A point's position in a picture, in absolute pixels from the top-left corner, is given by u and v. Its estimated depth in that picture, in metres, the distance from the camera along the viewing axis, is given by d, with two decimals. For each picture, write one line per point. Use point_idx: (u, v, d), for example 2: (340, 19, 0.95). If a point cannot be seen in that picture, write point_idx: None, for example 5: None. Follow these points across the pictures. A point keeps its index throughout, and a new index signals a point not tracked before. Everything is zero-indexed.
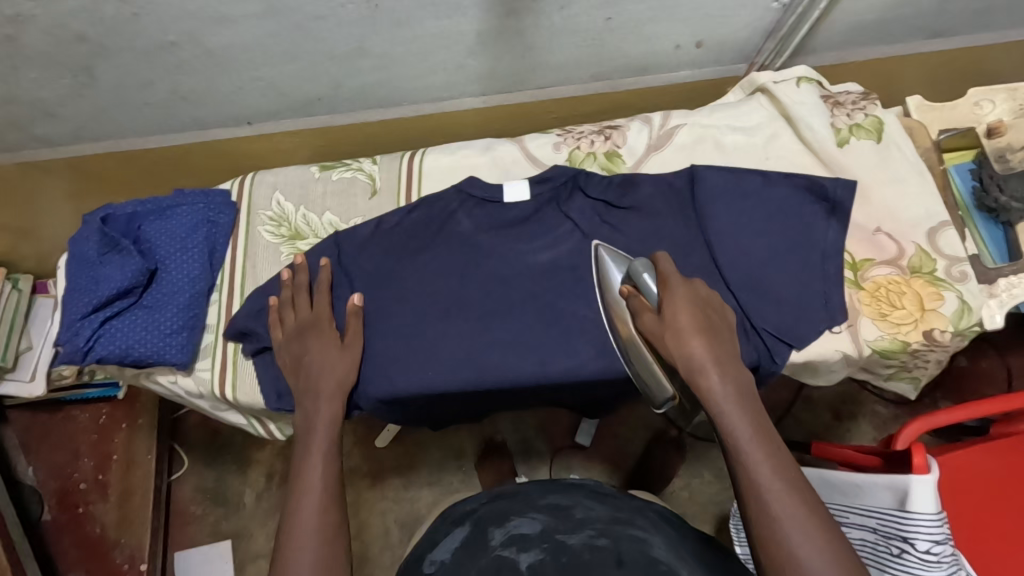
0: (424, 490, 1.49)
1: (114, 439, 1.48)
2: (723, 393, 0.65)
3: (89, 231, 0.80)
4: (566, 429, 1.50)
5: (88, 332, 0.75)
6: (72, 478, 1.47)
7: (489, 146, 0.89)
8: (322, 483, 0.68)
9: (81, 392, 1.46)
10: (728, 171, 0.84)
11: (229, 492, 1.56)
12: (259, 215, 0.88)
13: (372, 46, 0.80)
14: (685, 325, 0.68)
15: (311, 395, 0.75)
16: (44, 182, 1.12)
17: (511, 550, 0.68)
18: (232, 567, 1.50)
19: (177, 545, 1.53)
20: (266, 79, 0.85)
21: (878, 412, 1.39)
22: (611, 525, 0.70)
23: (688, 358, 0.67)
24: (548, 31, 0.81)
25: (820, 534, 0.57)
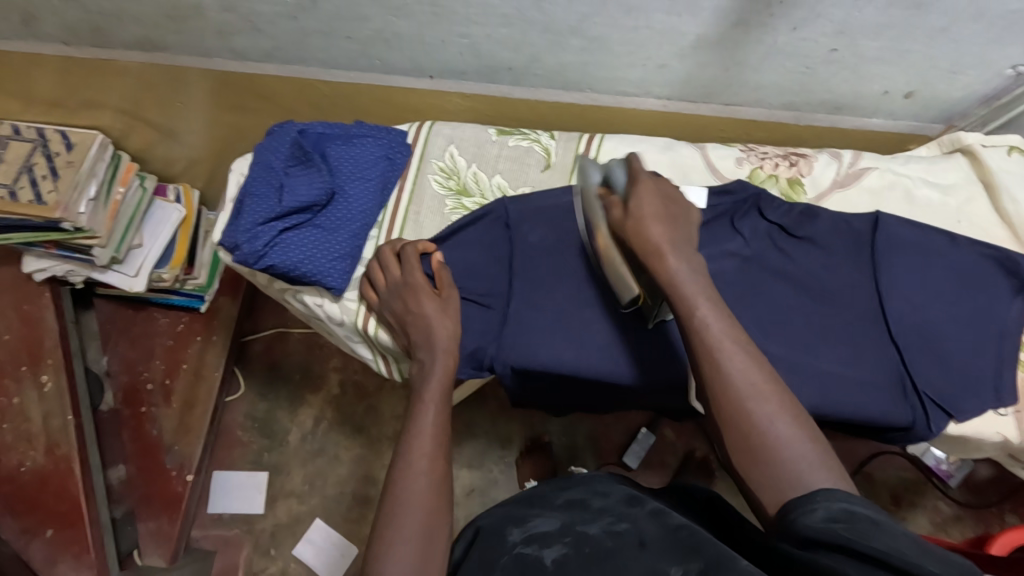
0: (463, 471, 1.48)
1: (189, 349, 1.51)
2: (680, 271, 0.62)
3: (279, 142, 0.82)
4: (617, 445, 1.48)
5: (266, 238, 0.77)
6: (141, 376, 1.50)
7: (670, 146, 0.89)
8: (433, 433, 0.68)
9: (167, 297, 1.49)
10: (914, 225, 0.82)
11: (277, 426, 1.58)
12: (431, 163, 0.88)
13: (590, 26, 0.81)
14: (647, 211, 0.65)
15: (426, 348, 0.74)
16: (202, 94, 1.14)
17: (532, 548, 0.60)
18: (263, 499, 1.52)
19: (217, 465, 1.55)
20: (471, 38, 0.87)
21: (939, 507, 1.32)
22: (624, 509, 0.65)
23: (649, 238, 0.64)
24: (767, 49, 0.80)
25: (774, 402, 0.55)
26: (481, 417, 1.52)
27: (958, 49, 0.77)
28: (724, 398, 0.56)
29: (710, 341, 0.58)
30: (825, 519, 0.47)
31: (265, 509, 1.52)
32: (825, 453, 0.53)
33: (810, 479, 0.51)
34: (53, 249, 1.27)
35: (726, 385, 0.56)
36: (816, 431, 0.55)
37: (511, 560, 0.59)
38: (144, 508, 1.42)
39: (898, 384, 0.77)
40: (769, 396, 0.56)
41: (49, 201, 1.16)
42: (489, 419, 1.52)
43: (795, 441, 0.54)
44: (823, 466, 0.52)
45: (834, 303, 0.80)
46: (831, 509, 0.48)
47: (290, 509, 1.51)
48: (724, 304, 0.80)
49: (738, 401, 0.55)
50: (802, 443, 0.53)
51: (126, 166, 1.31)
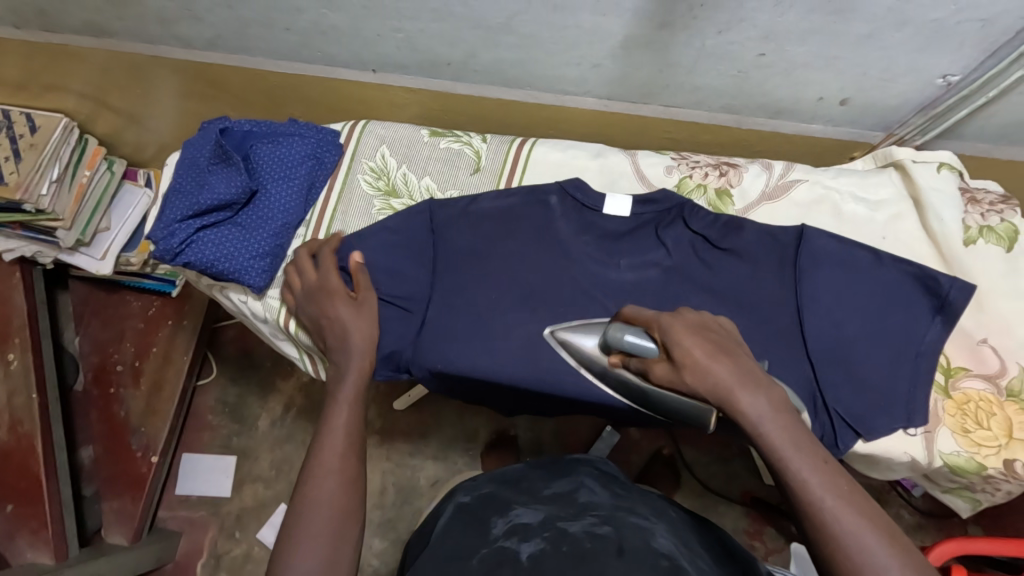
0: (427, 462, 1.50)
1: (158, 333, 1.52)
2: (756, 411, 0.55)
3: (206, 139, 0.83)
4: (580, 442, 1.49)
5: (183, 235, 0.78)
6: (111, 357, 1.52)
7: (601, 152, 0.89)
8: (348, 427, 0.68)
9: (139, 280, 1.50)
10: (838, 239, 0.81)
11: (247, 412, 1.60)
12: (362, 162, 0.88)
13: (519, 23, 0.80)
14: (699, 354, 0.58)
15: (341, 349, 0.75)
16: (155, 79, 1.15)
17: (512, 540, 0.66)
18: (230, 483, 1.55)
19: (187, 448, 1.58)
20: (405, 32, 0.86)
21: (901, 516, 1.30)
22: (609, 516, 0.70)
23: (715, 383, 0.57)
24: (696, 51, 0.79)
25: (864, 518, 0.50)
26: (444, 410, 1.53)
27: (885, 57, 0.75)
28: (812, 520, 0.51)
29: (791, 463, 0.53)
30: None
31: (231, 492, 1.55)
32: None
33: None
34: (19, 230, 1.30)
35: (809, 503, 0.51)
36: (918, 556, 0.49)
37: (491, 549, 0.65)
38: (110, 488, 1.45)
39: (809, 400, 0.77)
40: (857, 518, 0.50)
41: (11, 181, 1.18)
42: (453, 412, 1.53)
43: None
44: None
45: (755, 315, 0.79)
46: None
47: (256, 493, 1.54)
48: None
49: (824, 520, 0.50)
50: None
51: (93, 150, 1.32)
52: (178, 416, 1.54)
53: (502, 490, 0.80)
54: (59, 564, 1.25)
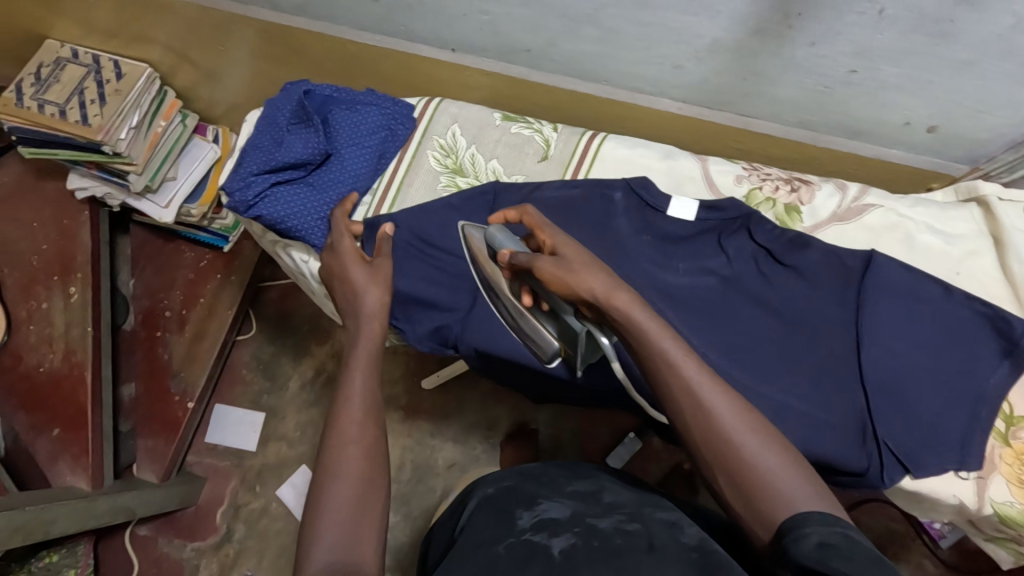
0: (447, 444, 1.52)
1: (206, 285, 1.58)
2: (637, 313, 0.58)
3: (288, 99, 0.85)
4: (600, 446, 1.48)
5: (258, 189, 0.80)
6: (160, 303, 1.59)
7: (670, 154, 0.88)
8: (366, 395, 0.63)
9: (195, 233, 1.56)
10: (907, 269, 0.79)
11: (280, 371, 1.65)
12: (432, 139, 0.90)
13: (607, 17, 0.79)
14: (575, 260, 0.63)
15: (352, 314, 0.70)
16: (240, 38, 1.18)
17: (541, 534, 0.66)
18: (256, 438, 1.60)
19: (221, 398, 1.63)
20: (490, 15, 0.87)
21: (923, 566, 1.26)
22: (636, 514, 0.70)
23: (590, 291, 0.61)
24: (784, 61, 0.77)
25: (757, 432, 0.54)
26: (471, 395, 1.55)
27: (982, 87, 0.73)
28: (712, 435, 0.54)
29: (684, 376, 0.56)
30: (819, 545, 0.47)
31: (256, 447, 1.59)
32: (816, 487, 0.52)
33: (802, 504, 0.51)
34: (93, 170, 1.36)
35: (700, 408, 0.55)
36: (802, 458, 0.54)
37: (522, 541, 0.65)
38: (146, 427, 1.51)
39: (857, 428, 0.75)
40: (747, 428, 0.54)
41: (93, 123, 1.21)
42: (478, 398, 1.55)
43: (793, 481, 0.52)
44: (812, 493, 0.51)
45: (810, 337, 0.78)
46: (826, 535, 0.47)
47: (279, 452, 1.59)
48: (696, 320, 0.80)
49: (722, 435, 0.54)
50: (799, 483, 0.52)
51: (170, 102, 1.37)
52: (217, 367, 1.59)
53: (527, 483, 0.80)
54: (94, 491, 1.30)
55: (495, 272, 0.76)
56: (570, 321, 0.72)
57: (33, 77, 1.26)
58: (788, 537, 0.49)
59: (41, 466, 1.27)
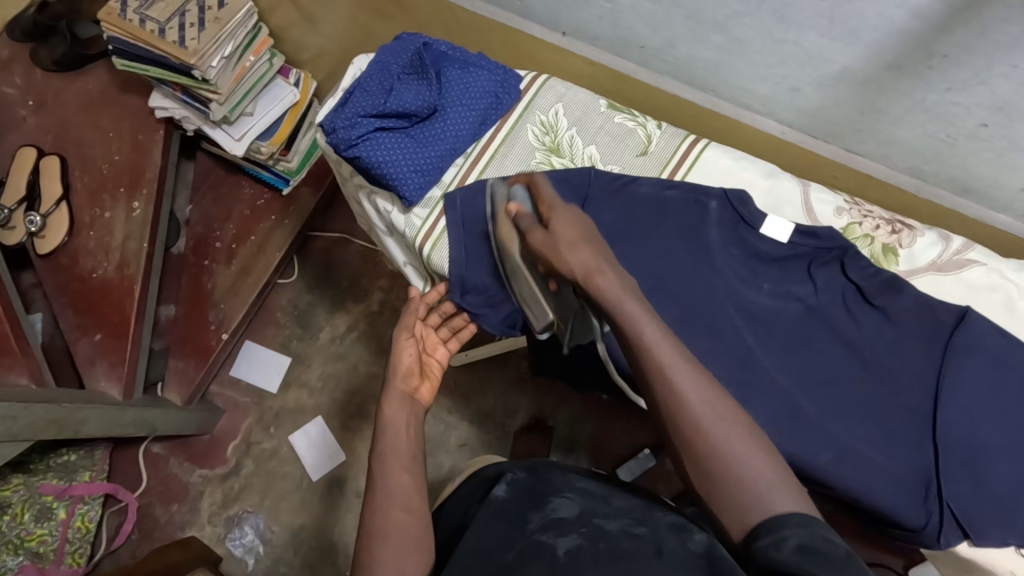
0: (463, 423, 1.51)
1: (259, 224, 1.60)
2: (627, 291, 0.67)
3: (404, 48, 0.85)
4: (615, 456, 1.47)
5: (362, 131, 0.80)
6: (213, 233, 1.60)
7: (773, 173, 0.86)
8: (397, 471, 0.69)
9: (258, 170, 1.56)
10: (1002, 333, 0.76)
11: (314, 321, 1.66)
12: (535, 114, 0.89)
13: (734, 25, 0.77)
14: (568, 238, 0.72)
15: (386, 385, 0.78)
16: None
17: (548, 535, 0.65)
18: (280, 381, 1.61)
19: (252, 336, 1.65)
20: (615, 5, 0.85)
21: None
22: (645, 517, 0.68)
23: (579, 264, 0.71)
24: (912, 103, 0.74)
25: (728, 423, 0.58)
26: (497, 381, 1.54)
27: None
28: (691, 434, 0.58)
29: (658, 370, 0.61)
30: (798, 547, 0.49)
31: (277, 390, 1.61)
32: (782, 471, 0.56)
33: (780, 505, 0.54)
34: (178, 93, 1.36)
35: (676, 417, 0.60)
36: (769, 443, 0.59)
37: (531, 543, 0.64)
38: (179, 350, 1.53)
39: (922, 483, 0.73)
40: (721, 422, 0.58)
41: (188, 46, 1.20)
42: (503, 385, 1.54)
43: (765, 471, 0.56)
44: (789, 493, 0.54)
45: (889, 382, 0.76)
46: (805, 537, 0.50)
47: (298, 399, 1.60)
48: (770, 344, 0.79)
49: (695, 426, 0.58)
50: (765, 463, 0.56)
51: (262, 39, 1.35)
52: (255, 305, 1.60)
53: (535, 468, 0.80)
54: (125, 401, 1.32)
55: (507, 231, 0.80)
56: (568, 293, 0.76)
57: None
58: (765, 541, 0.52)
59: (79, 367, 1.31)
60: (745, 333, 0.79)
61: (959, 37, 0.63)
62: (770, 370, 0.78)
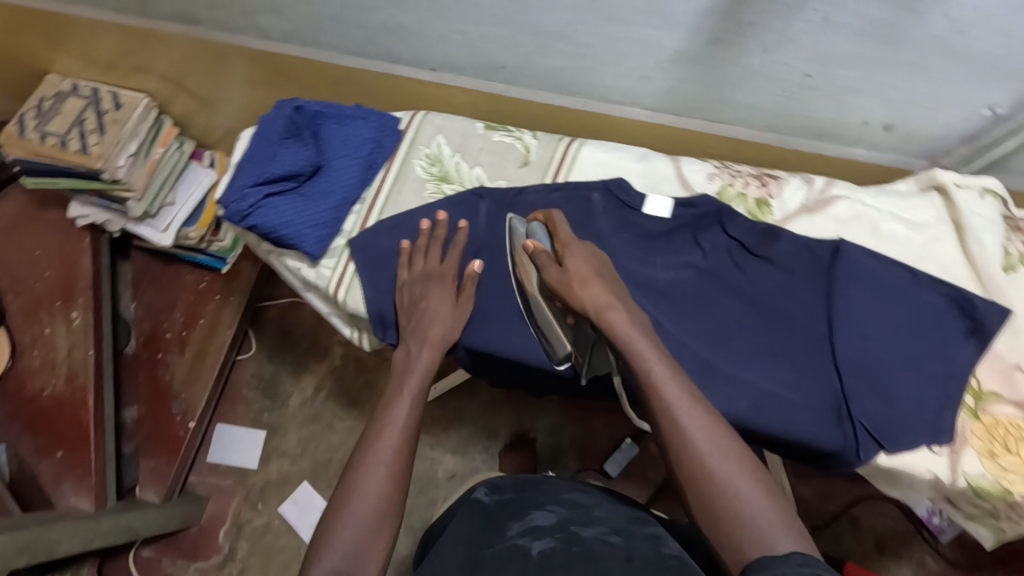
0: (447, 456, 1.53)
1: (206, 307, 1.61)
2: (629, 329, 0.72)
3: (280, 114, 0.89)
4: (600, 453, 1.50)
5: (252, 200, 0.84)
6: (161, 325, 1.61)
7: (645, 156, 0.92)
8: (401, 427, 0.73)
9: (193, 255, 1.58)
10: (875, 257, 0.82)
11: (280, 389, 1.66)
12: (419, 149, 0.95)
13: (576, 33, 0.82)
14: (584, 272, 0.78)
15: (418, 339, 0.81)
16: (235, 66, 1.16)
17: (525, 539, 0.72)
18: (259, 456, 1.61)
19: (221, 418, 1.65)
20: (467, 35, 0.89)
21: (926, 562, 1.28)
22: (624, 528, 0.75)
23: (594, 300, 0.75)
24: (744, 69, 0.81)
25: (731, 461, 0.63)
26: (472, 407, 1.56)
27: (932, 86, 0.76)
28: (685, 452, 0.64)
29: (669, 405, 0.66)
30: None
31: (258, 465, 1.61)
32: (784, 512, 0.60)
33: (781, 546, 0.57)
34: (94, 198, 1.39)
35: (689, 453, 0.64)
36: (775, 489, 0.62)
37: (507, 545, 0.72)
38: (147, 449, 1.53)
39: (833, 410, 0.78)
40: (733, 464, 0.63)
41: (93, 151, 1.25)
42: (477, 409, 1.56)
43: (770, 512, 0.60)
44: (792, 535, 0.58)
45: (785, 323, 0.82)
46: (803, 575, 0.52)
47: (280, 469, 1.60)
48: (675, 312, 0.83)
49: (703, 463, 0.63)
50: (766, 501, 0.60)
51: (167, 130, 1.40)
52: (216, 387, 1.60)
53: (526, 486, 0.88)
54: (98, 511, 1.30)
55: (526, 266, 0.84)
56: (585, 326, 0.82)
57: (35, 109, 1.28)
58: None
59: (45, 489, 1.29)
60: (648, 307, 0.83)
61: (755, 7, 0.70)
62: (679, 338, 0.81)
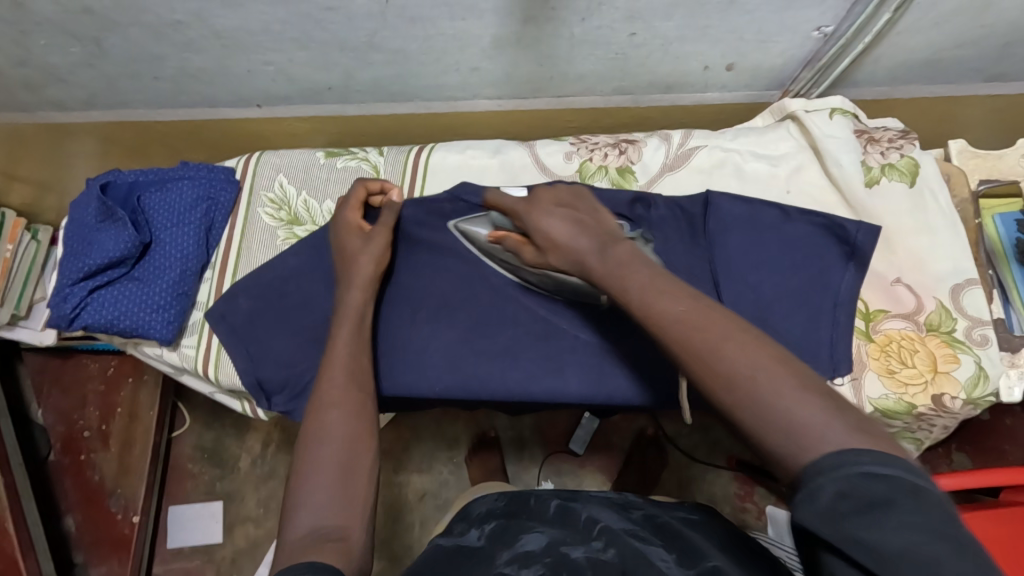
0: (414, 477, 1.28)
1: (120, 392, 1.28)
2: (556, 230, 0.61)
3: (90, 197, 0.82)
4: (563, 433, 1.29)
5: (76, 299, 0.78)
6: (76, 424, 1.28)
7: (499, 149, 0.88)
8: (346, 420, 0.60)
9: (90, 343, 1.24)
10: (744, 202, 0.80)
11: (226, 453, 1.34)
12: (260, 195, 0.87)
13: (383, 40, 0.76)
14: (541, 218, 0.63)
15: (346, 279, 0.72)
16: (69, 143, 0.99)
17: (512, 567, 0.53)
18: (220, 529, 1.30)
19: (170, 499, 1.32)
20: (275, 65, 0.82)
21: None
22: (622, 539, 0.57)
23: (571, 256, 0.59)
24: (568, 41, 0.76)
25: (732, 330, 0.46)
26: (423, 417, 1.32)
27: (752, 20, 0.73)
28: (682, 358, 0.47)
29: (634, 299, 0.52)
30: (839, 498, 0.36)
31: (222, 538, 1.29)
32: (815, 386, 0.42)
33: (823, 439, 0.39)
34: None
35: (667, 338, 0.48)
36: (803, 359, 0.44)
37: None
38: (97, 555, 1.23)
39: None
40: (732, 336, 0.46)
41: None
42: (432, 421, 1.32)
43: (788, 388, 0.42)
44: (831, 414, 0.40)
45: None
46: (843, 482, 0.37)
47: (247, 534, 1.29)
48: (561, 304, 0.79)
49: (683, 345, 0.47)
50: (785, 379, 0.42)
51: (12, 221, 1.05)
52: (156, 472, 1.29)
53: (514, 507, 0.66)
54: None
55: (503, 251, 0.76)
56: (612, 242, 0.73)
57: None
58: (807, 499, 0.38)
59: None
60: (533, 306, 0.79)
61: None
62: (571, 330, 0.78)
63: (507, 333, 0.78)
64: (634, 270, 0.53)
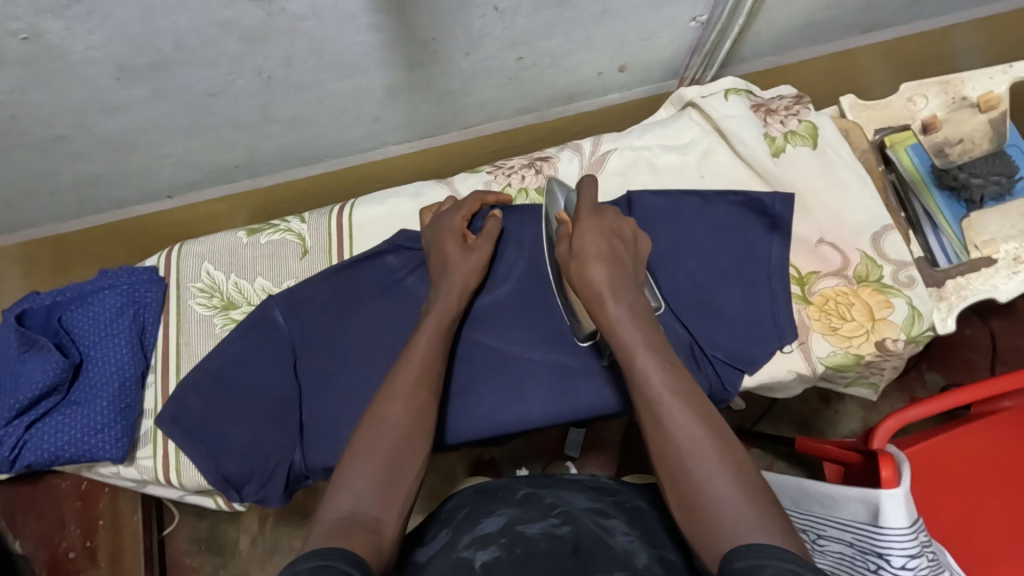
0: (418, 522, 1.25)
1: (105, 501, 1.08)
2: (597, 275, 0.66)
3: (6, 329, 0.78)
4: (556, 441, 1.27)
5: (15, 438, 0.76)
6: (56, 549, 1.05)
7: (419, 191, 0.88)
8: (398, 424, 0.59)
9: None
10: (663, 194, 0.82)
11: (223, 539, 1.27)
12: (189, 287, 0.85)
13: (277, 111, 0.75)
14: (589, 253, 0.68)
15: (443, 274, 0.74)
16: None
17: (470, 550, 0.53)
18: None
19: None
20: (174, 155, 0.80)
21: None
22: (578, 515, 0.58)
23: (593, 278, 0.67)
24: (461, 76, 0.77)
25: (702, 428, 0.53)
26: None
27: (631, 23, 0.75)
28: (657, 436, 0.54)
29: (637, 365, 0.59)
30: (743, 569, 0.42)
31: None
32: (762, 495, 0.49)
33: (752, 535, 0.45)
34: None
35: (651, 401, 0.56)
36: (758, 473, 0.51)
37: (450, 564, 0.52)
38: None
39: (690, 357, 0.76)
40: (699, 429, 0.53)
41: None
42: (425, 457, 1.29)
43: (737, 490, 0.49)
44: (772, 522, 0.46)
45: None
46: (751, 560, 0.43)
47: None
48: (510, 332, 0.80)
49: (658, 415, 0.55)
50: (733, 487, 0.49)
51: None
52: None
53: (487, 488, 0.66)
54: None
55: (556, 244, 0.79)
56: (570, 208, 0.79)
57: None
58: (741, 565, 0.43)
59: None
60: (482, 340, 0.79)
61: (427, 23, 0.65)
62: (524, 356, 0.79)
63: (462, 372, 0.78)
64: (627, 330, 0.62)
